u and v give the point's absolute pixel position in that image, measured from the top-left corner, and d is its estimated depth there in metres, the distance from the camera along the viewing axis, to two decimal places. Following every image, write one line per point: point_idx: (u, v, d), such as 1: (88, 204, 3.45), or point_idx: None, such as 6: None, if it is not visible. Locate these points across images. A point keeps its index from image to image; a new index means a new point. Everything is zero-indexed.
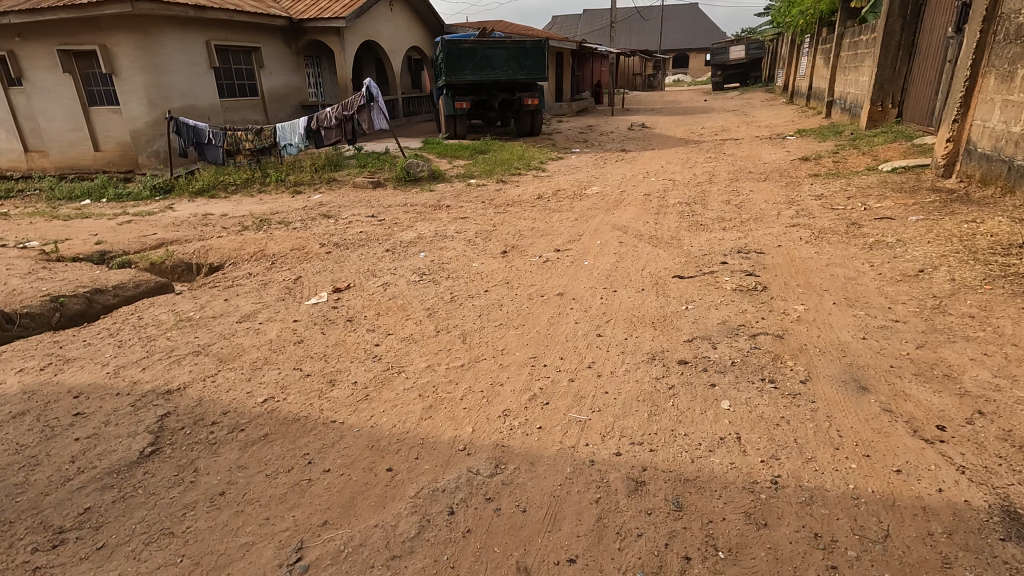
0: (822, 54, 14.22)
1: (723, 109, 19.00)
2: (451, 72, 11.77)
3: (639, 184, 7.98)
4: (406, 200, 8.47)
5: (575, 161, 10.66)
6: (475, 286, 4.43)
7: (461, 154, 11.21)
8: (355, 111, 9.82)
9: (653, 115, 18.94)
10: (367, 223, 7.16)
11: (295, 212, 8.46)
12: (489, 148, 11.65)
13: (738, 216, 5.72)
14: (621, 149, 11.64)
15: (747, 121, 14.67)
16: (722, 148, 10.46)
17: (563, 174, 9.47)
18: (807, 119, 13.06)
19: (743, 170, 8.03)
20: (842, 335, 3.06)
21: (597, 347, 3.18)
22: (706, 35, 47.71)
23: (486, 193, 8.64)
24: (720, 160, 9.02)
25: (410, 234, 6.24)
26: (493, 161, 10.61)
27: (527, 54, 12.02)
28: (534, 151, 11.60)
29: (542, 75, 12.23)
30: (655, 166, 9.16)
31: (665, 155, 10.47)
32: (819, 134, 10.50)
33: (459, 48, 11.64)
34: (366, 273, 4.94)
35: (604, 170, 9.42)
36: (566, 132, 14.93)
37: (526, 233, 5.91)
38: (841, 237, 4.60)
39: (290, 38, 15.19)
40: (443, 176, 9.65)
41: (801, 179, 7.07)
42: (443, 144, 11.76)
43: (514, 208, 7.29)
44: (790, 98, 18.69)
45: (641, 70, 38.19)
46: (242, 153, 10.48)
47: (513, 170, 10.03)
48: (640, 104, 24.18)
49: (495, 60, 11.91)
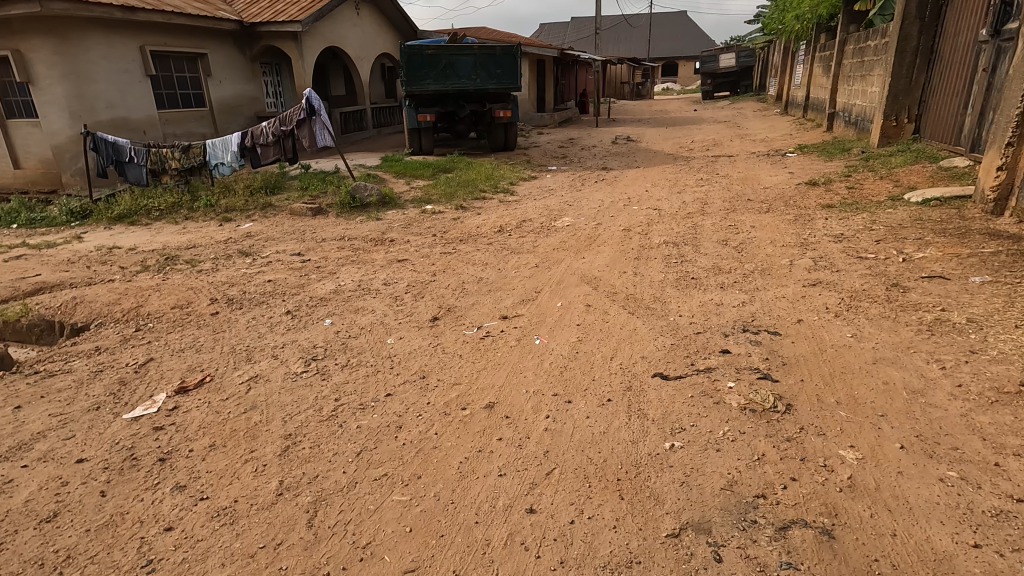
0: (821, 63, 13.15)
1: (713, 120, 17.91)
2: (412, 81, 10.53)
3: (619, 213, 6.75)
4: (346, 232, 7.19)
5: (550, 182, 9.47)
6: (377, 385, 3.15)
7: (423, 173, 9.95)
8: (293, 126, 8.46)
9: (640, 127, 17.82)
10: (285, 266, 5.85)
11: (214, 247, 7.15)
12: (455, 166, 10.42)
13: (738, 265, 4.50)
14: (602, 168, 10.45)
15: (740, 134, 13.56)
16: (715, 167, 9.28)
17: (534, 198, 8.25)
18: (806, 133, 11.96)
19: (741, 197, 6.82)
20: (933, 530, 1.82)
21: (521, 548, 1.90)
22: (695, 43, 47.00)
23: (441, 223, 7.38)
24: (714, 182, 7.80)
25: (327, 286, 4.94)
26: (457, 182, 9.38)
27: (497, 61, 10.81)
28: (505, 169, 10.39)
29: (514, 84, 11.03)
30: (639, 190, 7.93)
31: (652, 175, 9.26)
32: (822, 151, 9.37)
33: (421, 55, 10.40)
34: (239, 356, 3.64)
35: (580, 194, 8.21)
36: (545, 146, 13.74)
37: (470, 287, 4.66)
38: (883, 309, 3.39)
39: (243, 43, 13.91)
40: (395, 202, 8.39)
41: (812, 211, 5.88)
42: (403, 162, 10.52)
43: (466, 246, 6.03)
44: (785, 109, 17.64)
45: (629, 79, 37.23)
46: (168, 173, 9.07)
47: (477, 193, 8.79)
48: (627, 114, 23.10)
49: (461, 68, 10.68)
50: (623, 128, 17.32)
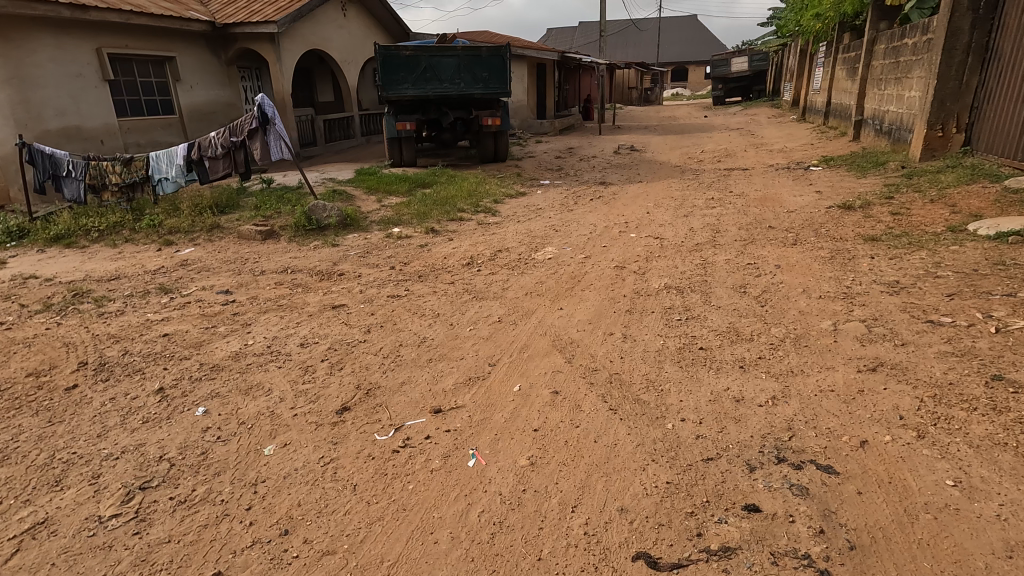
0: (845, 65, 11.95)
1: (725, 128, 16.69)
2: (389, 86, 9.49)
3: (613, 244, 5.62)
4: (293, 262, 6.14)
5: (540, 199, 8.35)
6: (208, 552, 2.04)
7: (397, 188, 8.88)
8: (245, 137, 7.47)
9: (646, 134, 16.64)
10: (202, 311, 4.78)
11: (138, 279, 6.10)
12: (435, 181, 9.34)
13: (762, 330, 3.35)
14: (600, 182, 9.33)
15: (755, 143, 12.37)
16: (727, 183, 8.13)
17: (518, 220, 7.13)
18: (829, 143, 10.76)
19: (760, 223, 5.66)
20: None
21: None
22: (705, 48, 45.78)
23: (405, 252, 6.27)
24: (728, 203, 6.65)
25: (230, 346, 3.87)
26: (434, 200, 8.28)
27: (484, 63, 9.74)
28: (492, 184, 9.32)
29: (502, 89, 9.96)
30: (639, 212, 6.79)
31: (656, 192, 8.11)
32: (852, 165, 8.17)
33: (398, 57, 9.37)
34: (48, 475, 2.55)
35: (571, 215, 7.10)
36: (541, 156, 12.66)
37: (408, 354, 3.54)
38: (993, 425, 2.24)
39: (217, 46, 13.01)
40: (357, 223, 7.32)
41: (850, 245, 4.73)
42: (379, 175, 9.48)
43: (424, 286, 4.94)
44: (803, 115, 16.43)
45: (638, 84, 36.09)
46: (108, 189, 8.12)
47: (454, 213, 7.70)
48: (633, 121, 21.98)
49: (444, 71, 9.63)
50: (628, 136, 16.17)
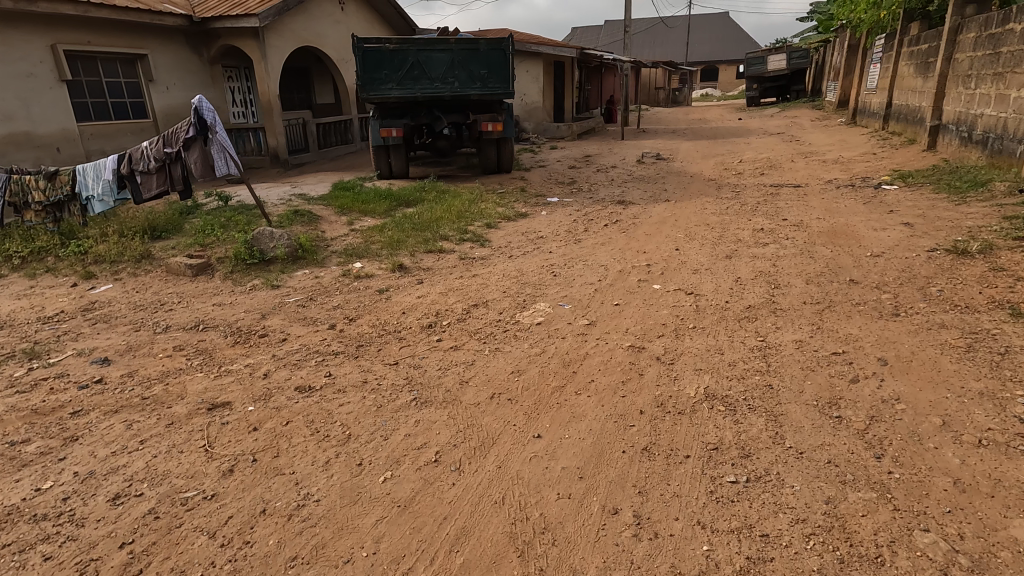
0: (914, 59, 10.11)
1: (763, 132, 14.90)
2: (369, 86, 8.08)
3: (628, 301, 4.09)
4: (216, 313, 4.77)
5: (542, 224, 6.85)
6: None
7: (374, 208, 7.47)
8: (181, 148, 6.11)
9: (674, 140, 14.98)
10: (45, 400, 3.40)
11: (20, 331, 4.78)
12: (421, 199, 7.92)
13: (894, 538, 1.81)
14: (618, 200, 7.77)
15: (802, 151, 10.64)
16: (778, 207, 6.49)
17: (510, 255, 5.64)
18: (895, 153, 9.00)
19: (837, 276, 4.05)
20: None
21: None
22: (737, 46, 43.51)
23: (356, 301, 4.83)
24: (784, 239, 5.03)
25: (15, 492, 2.46)
26: (414, 224, 6.85)
27: (481, 58, 8.25)
28: (489, 203, 7.86)
29: (503, 88, 8.43)
30: (666, 248, 5.23)
31: (687, 217, 6.54)
32: (939, 184, 6.45)
33: (380, 51, 7.96)
34: None
35: (578, 249, 5.58)
36: (553, 165, 11.16)
37: (264, 537, 2.09)
38: None
39: (198, 43, 11.85)
40: (311, 255, 5.91)
41: (991, 325, 3.11)
42: (357, 191, 8.09)
43: (356, 367, 3.50)
44: (855, 118, 14.53)
45: (665, 84, 34.22)
46: (31, 209, 6.75)
47: (434, 242, 6.25)
48: (659, 124, 20.28)
49: (434, 68, 8.18)
50: (653, 142, 14.53)
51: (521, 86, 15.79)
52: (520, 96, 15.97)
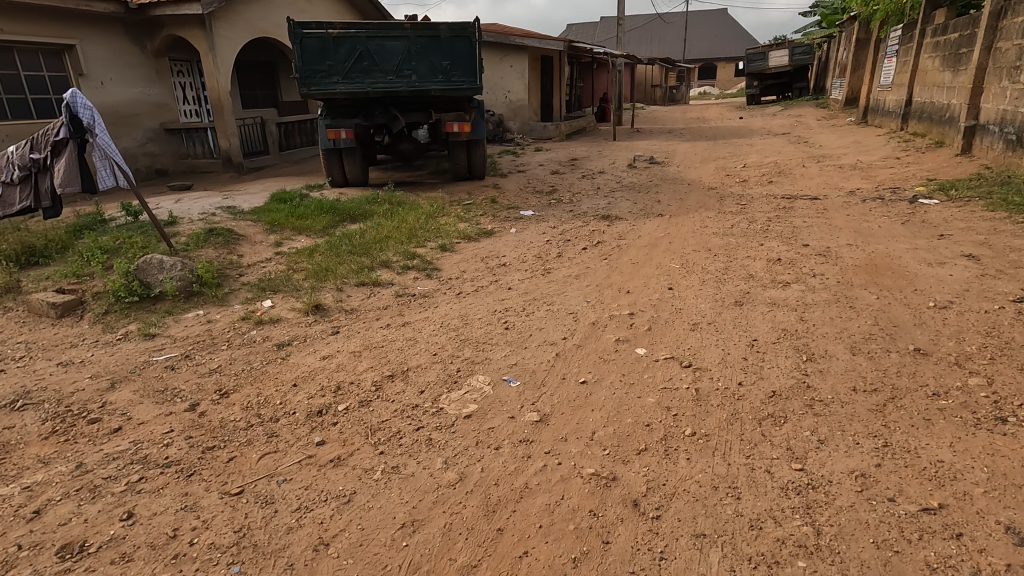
0: (940, 50, 8.96)
1: (766, 132, 13.75)
2: (310, 79, 6.86)
3: (600, 378, 2.90)
4: (56, 379, 3.57)
5: (509, 246, 5.66)
6: None
7: (310, 225, 6.28)
8: (49, 155, 4.90)
9: (671, 140, 13.81)
10: None
11: None
12: (371, 213, 6.73)
13: None
14: (604, 214, 6.60)
15: (813, 155, 9.48)
16: (794, 227, 5.32)
17: (460, 291, 4.47)
18: (921, 158, 7.85)
19: (891, 343, 2.88)
20: None
21: None
22: (736, 43, 42.34)
23: (244, 361, 3.63)
24: (808, 276, 3.85)
25: None
26: (353, 246, 5.67)
27: (443, 47, 7.01)
28: (450, 218, 6.67)
29: (469, 83, 7.20)
30: (656, 286, 4.05)
31: (683, 239, 5.36)
32: (991, 198, 5.30)
33: (322, 37, 6.74)
34: None
35: (545, 283, 4.40)
36: (534, 170, 9.98)
37: None
38: None
39: (140, 34, 10.64)
40: (211, 289, 4.70)
41: None
42: (296, 204, 6.86)
43: (181, 497, 2.30)
44: (867, 117, 13.39)
45: (662, 82, 33.09)
46: None
47: (370, 272, 5.07)
48: (655, 123, 19.12)
49: (388, 58, 6.95)
50: (647, 143, 13.35)
51: (505, 82, 14.82)
52: (504, 93, 14.93)
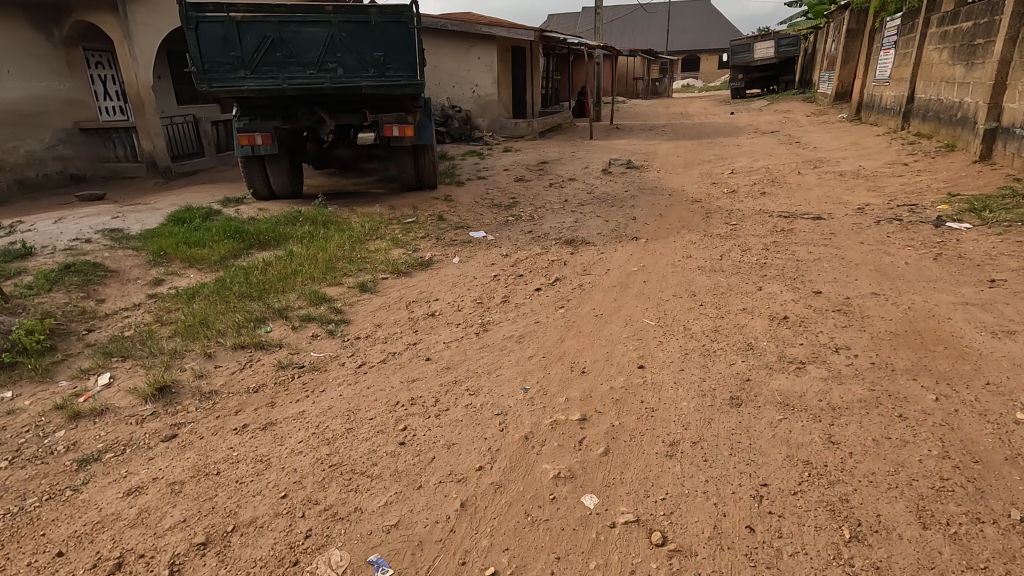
0: (950, 41, 7.99)
1: (754, 131, 12.77)
2: (212, 73, 5.64)
3: (522, 565, 1.80)
4: None
5: (446, 284, 4.55)
6: None
7: (205, 254, 5.10)
8: None
9: (651, 139, 12.75)
10: None
11: None
12: (286, 237, 5.56)
13: None
14: (570, 237, 5.52)
15: (808, 159, 8.48)
16: (798, 260, 4.27)
17: (363, 361, 3.34)
18: (932, 166, 6.89)
19: (979, 503, 1.81)
20: None
21: None
22: (719, 35, 41.47)
23: (16, 495, 2.46)
24: (830, 353, 2.77)
25: None
26: (249, 285, 4.51)
27: (374, 35, 5.80)
28: (382, 244, 5.53)
29: (408, 77, 5.96)
30: (622, 364, 2.96)
31: (661, 276, 4.30)
32: None
33: (223, 23, 5.54)
34: None
35: (477, 349, 3.30)
36: (497, 176, 8.85)
37: None
38: None
39: (45, 19, 9.29)
40: (31, 358, 3.50)
41: None
42: (196, 227, 5.65)
43: None
44: (862, 114, 12.44)
45: (644, 75, 32.09)
46: None
47: (259, 326, 3.93)
48: (636, 118, 18.06)
49: (306, 48, 5.73)
50: (626, 143, 12.30)
51: (472, 75, 13.67)
52: (471, 87, 13.78)
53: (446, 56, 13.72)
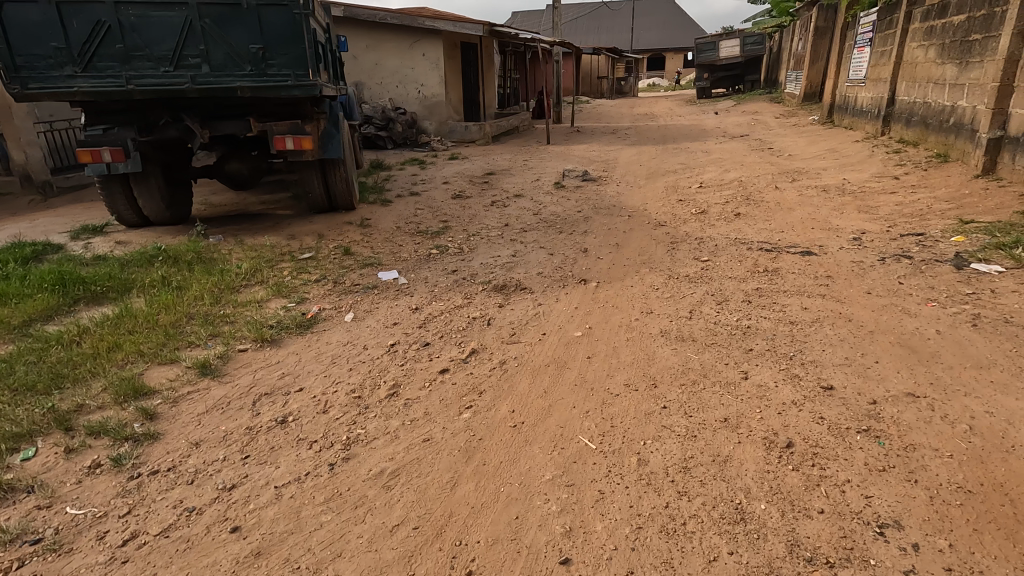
0: (939, 36, 7.13)
1: (722, 134, 11.87)
2: (27, 71, 4.31)
3: None
4: None
5: (322, 361, 3.32)
6: None
7: (3, 315, 3.75)
8: None
9: (614, 144, 11.74)
10: None
11: None
12: (131, 286, 4.24)
13: None
14: (504, 280, 4.37)
15: (784, 169, 7.53)
16: (791, 324, 3.21)
17: (137, 531, 2.10)
18: (927, 180, 5.99)
19: None
20: None
21: None
22: (684, 34, 41.05)
23: None
24: (870, 540, 1.70)
25: None
26: (38, 369, 3.19)
27: (249, 22, 4.51)
28: (260, 293, 4.27)
29: (296, 75, 4.67)
30: (538, 553, 1.83)
31: (612, 348, 3.18)
32: None
33: (38, 5, 4.23)
34: None
35: (317, 510, 2.10)
36: (433, 191, 7.64)
37: None
38: None
39: None
40: None
41: None
42: (9, 274, 4.28)
43: None
44: (834, 116, 11.69)
45: (609, 73, 31.27)
46: None
47: (15, 450, 2.62)
48: (599, 120, 17.10)
49: (157, 38, 4.44)
50: (585, 148, 11.24)
51: (417, 73, 12.41)
52: (416, 86, 12.51)
53: (388, 52, 12.42)
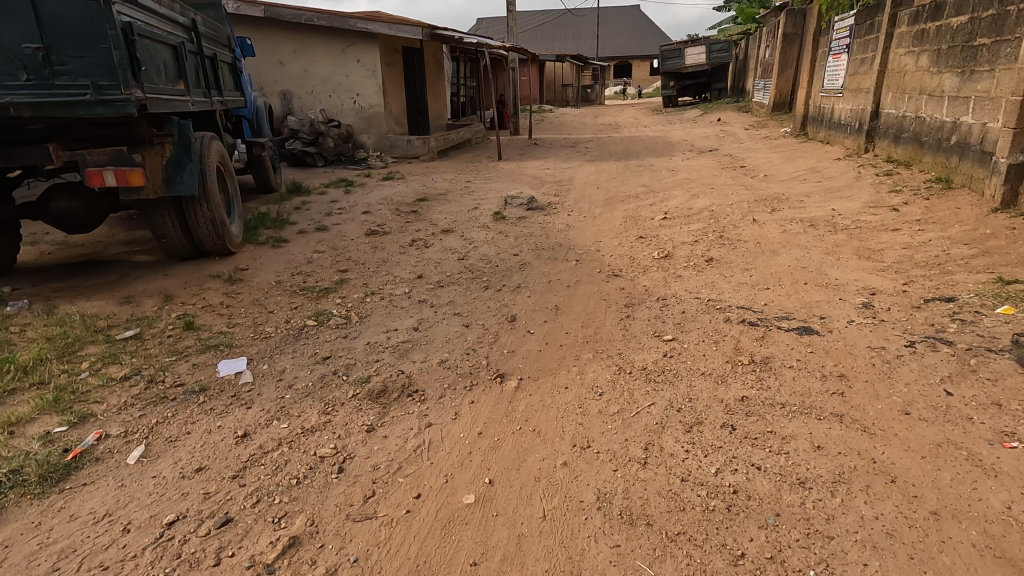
0: (934, 41, 6.18)
1: (690, 149, 10.84)
2: None
3: None
4: None
5: (36, 568, 1.99)
6: None
7: None
8: None
9: (572, 160, 10.58)
10: None
11: None
12: None
13: None
14: (389, 376, 3.09)
15: (761, 194, 6.46)
16: (800, 487, 2.02)
17: None
18: (934, 212, 4.97)
19: None
20: None
21: None
22: (650, 41, 40.56)
23: None
24: None
25: None
26: None
27: (18, 12, 3.21)
28: (22, 407, 2.89)
29: (96, 88, 3.33)
30: None
31: (516, 542, 1.93)
32: None
33: None
34: None
35: None
36: (348, 224, 6.33)
37: None
38: None
39: None
40: None
41: None
42: None
43: None
44: (809, 129, 10.77)
45: (574, 81, 30.36)
46: None
47: None
48: (561, 131, 15.98)
49: None
50: (540, 165, 10.04)
51: (351, 81, 11.07)
52: (351, 95, 11.16)
53: (318, 58, 11.07)
